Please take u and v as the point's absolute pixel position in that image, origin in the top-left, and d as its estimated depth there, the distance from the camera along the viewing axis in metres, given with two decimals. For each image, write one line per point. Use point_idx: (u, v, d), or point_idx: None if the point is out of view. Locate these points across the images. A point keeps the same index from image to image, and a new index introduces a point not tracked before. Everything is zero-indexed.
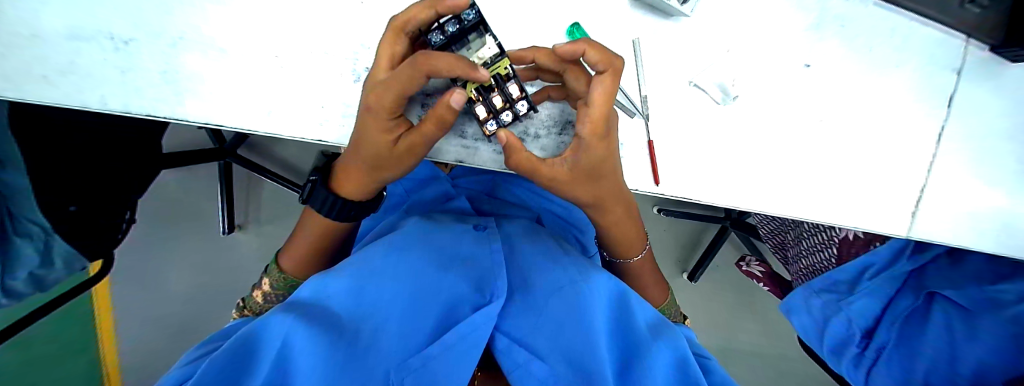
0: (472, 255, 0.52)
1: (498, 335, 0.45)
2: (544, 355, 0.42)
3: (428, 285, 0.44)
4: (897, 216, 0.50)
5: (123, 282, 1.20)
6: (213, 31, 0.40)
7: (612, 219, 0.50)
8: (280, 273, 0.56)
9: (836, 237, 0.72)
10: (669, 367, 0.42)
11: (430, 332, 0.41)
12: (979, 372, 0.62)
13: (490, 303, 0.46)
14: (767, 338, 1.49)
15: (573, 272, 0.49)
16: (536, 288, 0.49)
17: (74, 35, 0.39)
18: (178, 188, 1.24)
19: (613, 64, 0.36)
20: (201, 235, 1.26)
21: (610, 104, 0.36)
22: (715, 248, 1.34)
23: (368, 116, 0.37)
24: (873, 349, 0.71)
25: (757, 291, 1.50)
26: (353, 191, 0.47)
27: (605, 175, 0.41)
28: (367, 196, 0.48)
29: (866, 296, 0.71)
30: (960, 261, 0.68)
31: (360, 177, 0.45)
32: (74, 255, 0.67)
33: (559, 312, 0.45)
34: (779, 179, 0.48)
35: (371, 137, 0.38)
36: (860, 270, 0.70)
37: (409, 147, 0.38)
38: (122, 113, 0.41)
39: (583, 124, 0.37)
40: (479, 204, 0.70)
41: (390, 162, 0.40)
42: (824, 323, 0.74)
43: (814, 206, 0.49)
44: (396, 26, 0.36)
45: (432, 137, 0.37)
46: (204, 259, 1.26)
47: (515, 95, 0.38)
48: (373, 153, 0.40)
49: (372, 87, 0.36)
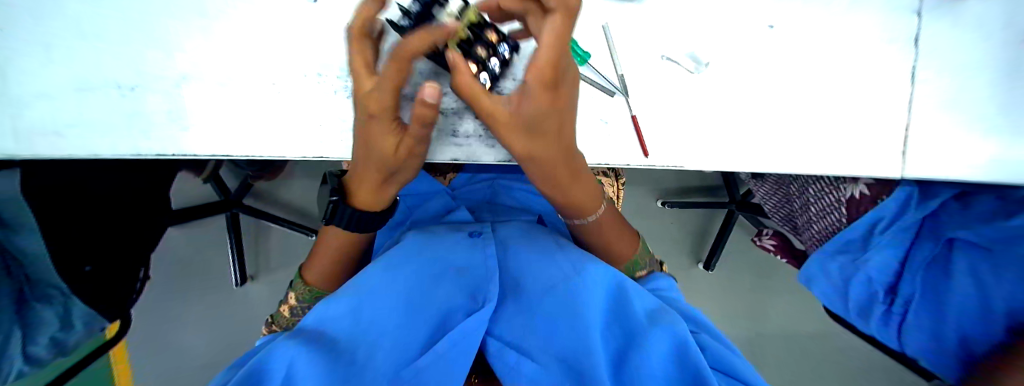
0: (467, 264, 0.52)
1: (489, 340, 0.45)
2: (536, 355, 0.43)
3: (422, 295, 0.45)
4: (888, 158, 0.50)
5: (140, 347, 1.21)
6: (208, 67, 0.43)
7: (560, 186, 0.46)
8: (305, 286, 0.58)
9: (843, 197, 0.72)
10: (667, 352, 0.40)
11: (423, 343, 0.42)
12: (1013, 309, 0.59)
13: (480, 309, 0.46)
14: (793, 319, 1.45)
15: (564, 266, 0.49)
16: (527, 288, 0.49)
17: (84, 87, 0.43)
18: (186, 246, 1.26)
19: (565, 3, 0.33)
20: (212, 290, 1.27)
21: (561, 48, 0.34)
22: (726, 233, 1.34)
23: (371, 122, 0.38)
24: (900, 306, 0.70)
25: (776, 271, 1.47)
26: (368, 202, 0.48)
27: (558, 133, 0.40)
28: (384, 206, 0.50)
29: (883, 250, 0.69)
30: (970, 203, 0.65)
31: (373, 188, 0.46)
32: (95, 317, 0.69)
33: (551, 314, 0.45)
34: (764, 137, 0.49)
35: (377, 146, 0.40)
36: (871, 224, 0.69)
37: (415, 142, 0.40)
38: (131, 156, 0.43)
39: (530, 68, 0.35)
40: (482, 215, 0.69)
41: (401, 161, 0.42)
42: (845, 287, 0.74)
43: (805, 158, 0.49)
44: (358, 31, 0.39)
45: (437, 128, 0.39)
46: (218, 314, 1.27)
47: (495, 39, 0.42)
48: (379, 162, 0.41)
49: (362, 92, 0.37)
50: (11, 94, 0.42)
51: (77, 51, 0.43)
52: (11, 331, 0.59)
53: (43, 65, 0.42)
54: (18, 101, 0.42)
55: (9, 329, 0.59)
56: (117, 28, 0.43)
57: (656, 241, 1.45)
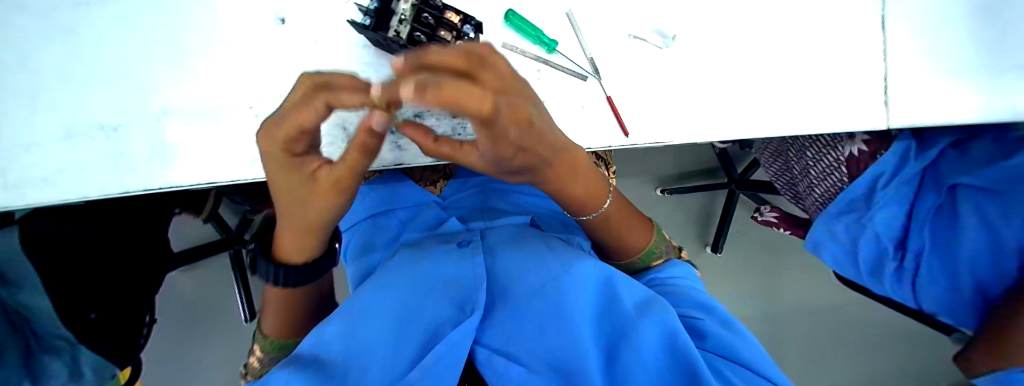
0: (457, 273, 0.52)
1: (477, 348, 0.44)
2: (527, 362, 0.42)
3: (412, 312, 0.45)
4: (872, 110, 0.50)
5: None
6: (189, 99, 0.43)
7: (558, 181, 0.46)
8: (264, 339, 0.58)
9: (842, 156, 0.72)
10: (658, 345, 0.43)
11: (413, 358, 0.41)
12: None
13: (468, 319, 0.45)
14: (809, 293, 1.43)
15: (552, 267, 0.49)
16: (515, 293, 0.48)
17: (69, 133, 0.43)
18: (192, 288, 1.27)
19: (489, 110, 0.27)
20: (221, 329, 1.27)
21: (496, 140, 0.32)
22: (729, 213, 1.33)
23: (268, 158, 0.36)
24: (911, 260, 0.69)
25: (784, 246, 1.46)
26: (291, 254, 0.49)
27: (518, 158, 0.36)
28: (307, 254, 0.50)
29: (887, 207, 0.68)
30: (967, 149, 0.65)
31: (295, 228, 0.44)
32: (104, 364, 0.67)
33: (539, 316, 0.45)
34: (744, 103, 0.48)
35: (281, 184, 0.37)
36: (873, 181, 0.68)
37: (329, 183, 0.37)
38: (121, 194, 0.43)
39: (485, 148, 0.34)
40: (472, 221, 0.67)
41: (313, 199, 0.39)
42: (854, 246, 0.74)
43: (788, 119, 0.49)
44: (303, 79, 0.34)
45: (347, 166, 0.36)
46: (229, 352, 1.26)
47: (456, 20, 0.38)
48: (290, 200, 0.39)
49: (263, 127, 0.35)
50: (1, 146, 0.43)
51: (60, 98, 0.43)
52: None
53: (29, 117, 0.43)
54: (9, 152, 0.43)
55: None
56: (97, 71, 0.44)
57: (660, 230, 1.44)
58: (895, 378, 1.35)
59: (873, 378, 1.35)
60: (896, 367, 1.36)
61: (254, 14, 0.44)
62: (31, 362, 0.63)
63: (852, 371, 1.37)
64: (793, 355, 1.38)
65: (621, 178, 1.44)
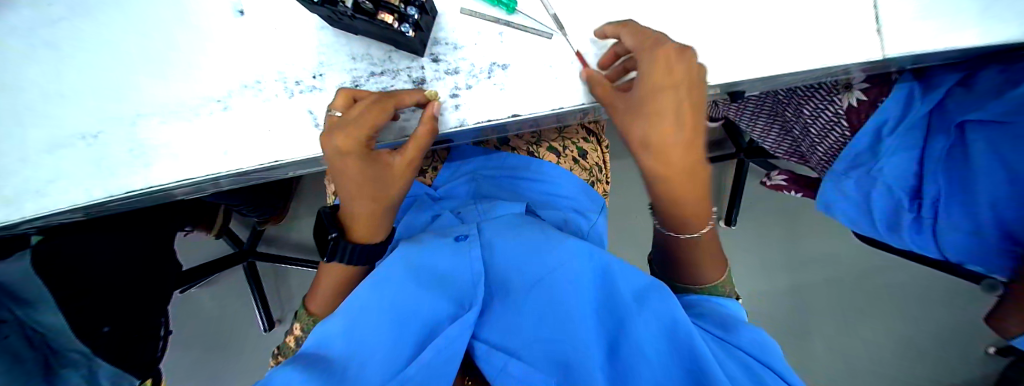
0: (450, 269, 0.47)
1: (475, 343, 0.42)
2: (522, 355, 0.40)
3: (410, 307, 0.42)
4: (866, 39, 0.46)
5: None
6: (162, 98, 0.44)
7: (684, 205, 0.46)
8: (308, 316, 0.60)
9: (841, 108, 0.68)
10: (654, 333, 0.39)
11: (409, 355, 0.39)
12: None
13: (464, 314, 0.42)
14: (834, 262, 1.37)
15: (552, 261, 0.45)
16: (513, 285, 0.45)
17: (53, 146, 0.44)
18: (212, 302, 1.31)
19: (651, 38, 0.40)
20: (238, 335, 1.30)
21: (664, 66, 0.38)
22: (741, 184, 1.28)
23: (347, 158, 0.42)
24: (929, 207, 0.64)
25: (803, 215, 1.40)
26: (366, 235, 0.54)
27: (676, 72, 0.38)
28: (379, 236, 0.55)
29: (894, 157, 0.65)
30: (972, 81, 0.60)
31: (367, 214, 0.50)
32: (122, 375, 0.69)
33: (538, 306, 0.43)
34: (721, 48, 0.46)
35: (359, 176, 0.45)
36: (876, 130, 0.65)
37: (403, 166, 0.46)
38: (106, 199, 0.44)
39: (659, 92, 0.39)
40: (465, 210, 0.60)
41: (391, 180, 0.47)
42: (867, 196, 0.69)
43: (771, 59, 0.46)
44: (345, 95, 0.42)
45: (421, 148, 0.45)
46: (245, 355, 1.29)
47: None
48: (369, 190, 0.47)
49: (340, 134, 0.40)
50: None
51: (41, 110, 0.44)
52: None
53: (16, 132, 0.44)
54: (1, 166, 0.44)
55: None
56: (71, 80, 0.44)
57: None
58: (928, 342, 1.29)
59: (906, 346, 1.30)
60: (930, 331, 1.30)
61: (214, 9, 0.44)
62: (51, 375, 0.62)
63: (885, 340, 1.31)
64: (819, 328, 1.34)
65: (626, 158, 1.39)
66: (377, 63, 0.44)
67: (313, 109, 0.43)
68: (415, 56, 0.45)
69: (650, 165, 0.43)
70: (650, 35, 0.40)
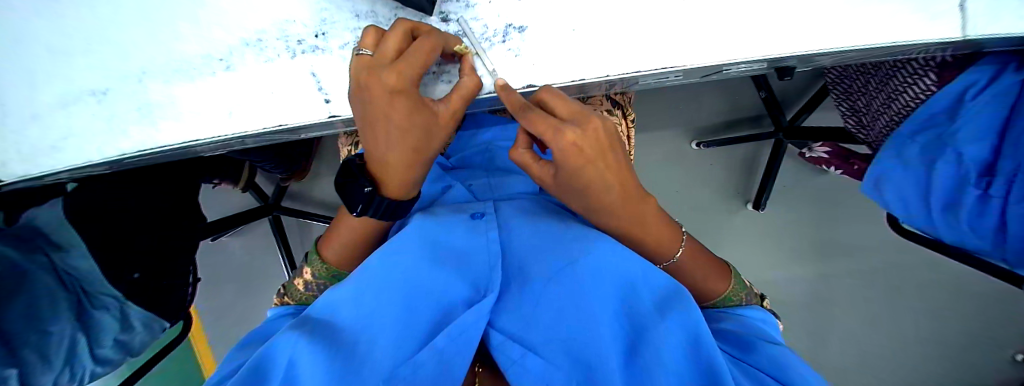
0: (467, 248, 0.45)
1: (491, 332, 0.42)
2: (539, 349, 0.39)
3: (424, 286, 0.41)
4: (946, 14, 0.39)
5: (209, 310, 1.36)
6: (162, 54, 0.42)
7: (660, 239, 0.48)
8: (321, 263, 0.57)
9: (932, 59, 0.57)
10: (679, 346, 0.37)
11: (421, 337, 0.39)
12: None
13: (481, 300, 0.41)
14: (874, 253, 1.27)
15: (574, 249, 0.42)
16: (531, 276, 0.43)
17: (65, 102, 0.44)
18: (240, 251, 1.37)
19: (549, 123, 0.36)
20: (265, 272, 1.38)
21: (574, 154, 0.37)
22: (774, 166, 1.18)
23: (397, 98, 0.37)
24: (1001, 185, 0.52)
25: (846, 202, 1.28)
26: (399, 190, 0.47)
27: (589, 150, 0.38)
28: (411, 194, 0.49)
29: (976, 121, 0.53)
30: None
31: (407, 172, 0.44)
32: (152, 319, 0.72)
33: (558, 298, 0.41)
34: (771, 16, 0.39)
35: (407, 122, 0.39)
36: (960, 93, 0.54)
37: (452, 114, 0.41)
38: (119, 157, 0.44)
39: (592, 174, 0.39)
40: (474, 181, 0.58)
41: (435, 134, 0.42)
42: (928, 178, 0.58)
43: (831, 31, 0.39)
44: (378, 32, 0.38)
45: (468, 96, 0.40)
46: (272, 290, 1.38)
47: None
48: (415, 141, 0.41)
49: (390, 68, 0.36)
50: (14, 118, 0.45)
51: (50, 66, 0.44)
52: (73, 336, 0.66)
53: (30, 88, 0.44)
54: (22, 123, 0.45)
55: (71, 335, 0.66)
56: (74, 35, 0.43)
57: (698, 186, 1.32)
58: None
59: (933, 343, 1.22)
60: None
61: None
62: (84, 316, 0.68)
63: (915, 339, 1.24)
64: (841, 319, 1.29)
65: (654, 132, 1.31)
66: (383, 22, 0.41)
67: (317, 70, 0.41)
68: (423, 15, 0.41)
69: (606, 222, 0.46)
70: (545, 118, 0.36)
